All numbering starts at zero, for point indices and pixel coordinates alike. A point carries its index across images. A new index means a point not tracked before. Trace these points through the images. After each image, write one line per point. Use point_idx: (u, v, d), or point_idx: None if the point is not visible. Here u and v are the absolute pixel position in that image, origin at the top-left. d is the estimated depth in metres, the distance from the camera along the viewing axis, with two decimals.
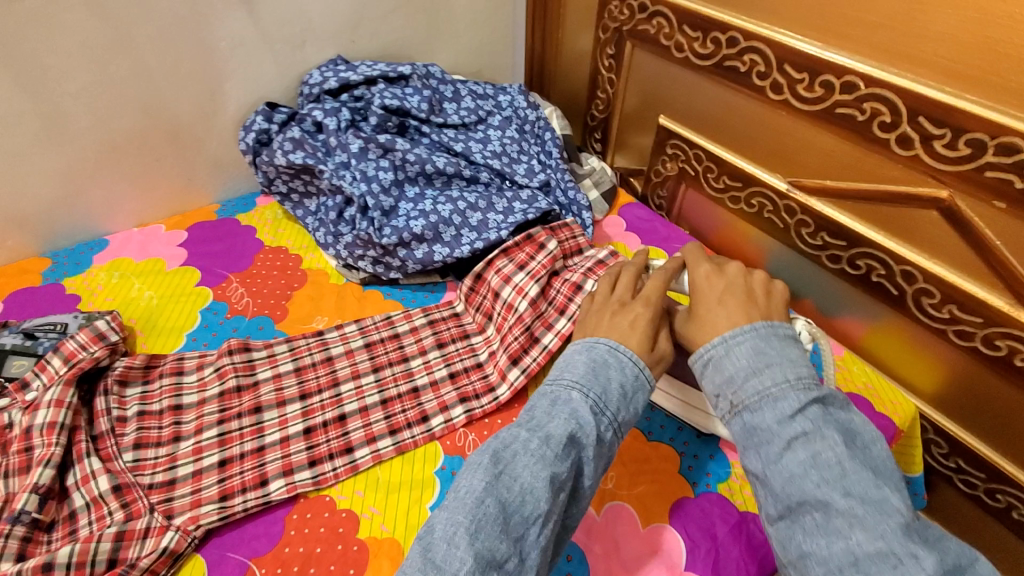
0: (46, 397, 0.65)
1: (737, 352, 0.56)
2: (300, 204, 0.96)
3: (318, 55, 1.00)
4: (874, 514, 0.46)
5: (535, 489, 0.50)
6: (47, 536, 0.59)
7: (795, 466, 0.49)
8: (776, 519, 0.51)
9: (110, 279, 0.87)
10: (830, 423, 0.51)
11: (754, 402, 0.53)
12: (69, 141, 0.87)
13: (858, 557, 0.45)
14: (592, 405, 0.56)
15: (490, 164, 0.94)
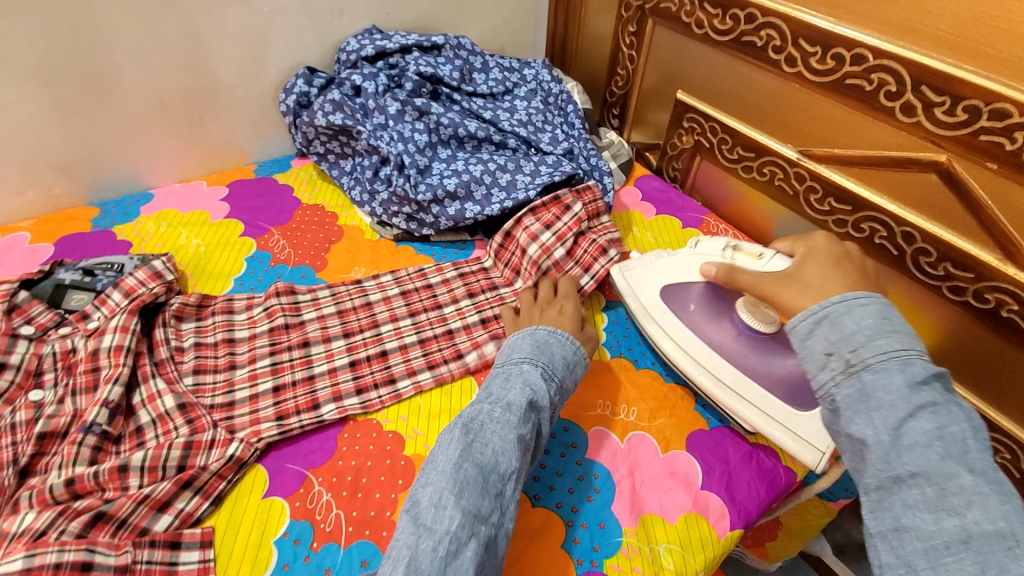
0: (112, 324, 0.70)
1: (863, 315, 0.53)
2: (336, 164, 1.01)
3: (354, 25, 1.04)
4: (995, 494, 0.44)
5: (507, 450, 0.56)
6: (116, 447, 0.64)
7: (915, 435, 0.47)
8: (870, 489, 0.49)
9: (158, 227, 0.92)
10: (952, 400, 0.50)
11: (880, 363, 0.50)
12: (121, 95, 0.91)
13: (972, 534, 0.43)
14: (543, 375, 0.63)
15: (517, 131, 0.98)
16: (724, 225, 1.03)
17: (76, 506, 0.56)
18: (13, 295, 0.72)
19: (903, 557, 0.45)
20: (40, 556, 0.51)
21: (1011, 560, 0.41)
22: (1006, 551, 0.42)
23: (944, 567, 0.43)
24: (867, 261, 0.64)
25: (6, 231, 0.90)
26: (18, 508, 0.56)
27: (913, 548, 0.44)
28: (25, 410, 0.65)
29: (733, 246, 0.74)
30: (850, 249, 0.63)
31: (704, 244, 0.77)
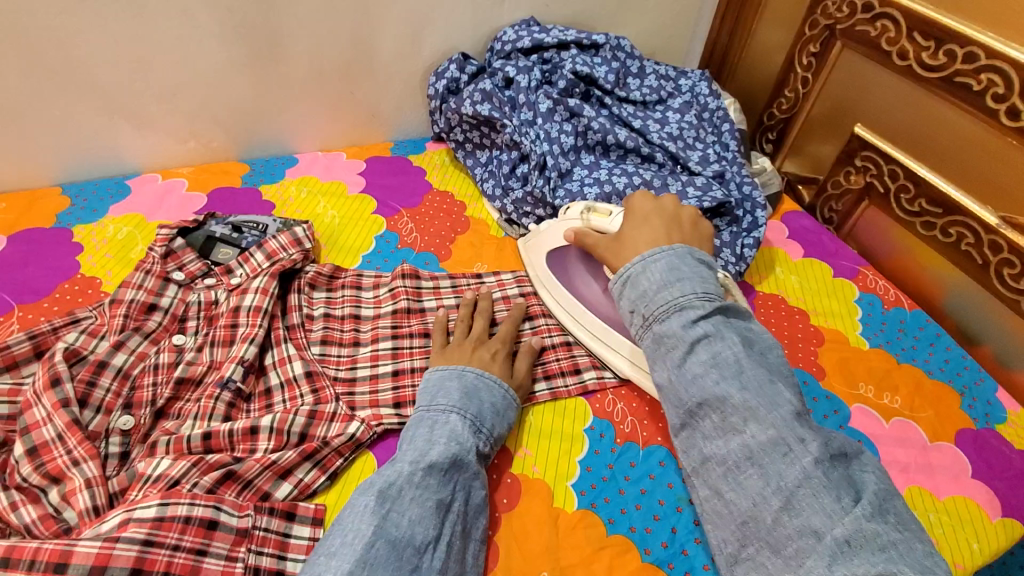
0: (255, 285, 0.73)
1: (653, 273, 0.62)
2: (472, 154, 0.99)
3: (513, 14, 1.01)
4: (763, 407, 0.53)
5: (424, 517, 0.51)
6: (246, 405, 0.66)
7: (696, 366, 0.56)
8: (680, 428, 0.57)
9: (299, 193, 0.95)
10: (729, 329, 0.58)
11: (663, 312, 0.60)
12: (285, 61, 0.93)
13: (751, 448, 0.52)
14: (472, 427, 0.60)
15: (666, 146, 0.91)
16: (883, 282, 0.92)
17: (208, 460, 0.58)
18: (171, 241, 0.75)
19: (713, 486, 0.54)
20: (173, 506, 0.52)
21: (784, 467, 0.50)
22: (781, 459, 0.50)
23: (740, 484, 0.52)
24: (677, 211, 0.71)
25: (168, 174, 0.96)
26: (155, 452, 0.60)
27: (717, 474, 0.53)
28: (168, 352, 0.68)
29: (590, 210, 0.77)
30: (663, 205, 0.72)
31: (569, 209, 0.80)
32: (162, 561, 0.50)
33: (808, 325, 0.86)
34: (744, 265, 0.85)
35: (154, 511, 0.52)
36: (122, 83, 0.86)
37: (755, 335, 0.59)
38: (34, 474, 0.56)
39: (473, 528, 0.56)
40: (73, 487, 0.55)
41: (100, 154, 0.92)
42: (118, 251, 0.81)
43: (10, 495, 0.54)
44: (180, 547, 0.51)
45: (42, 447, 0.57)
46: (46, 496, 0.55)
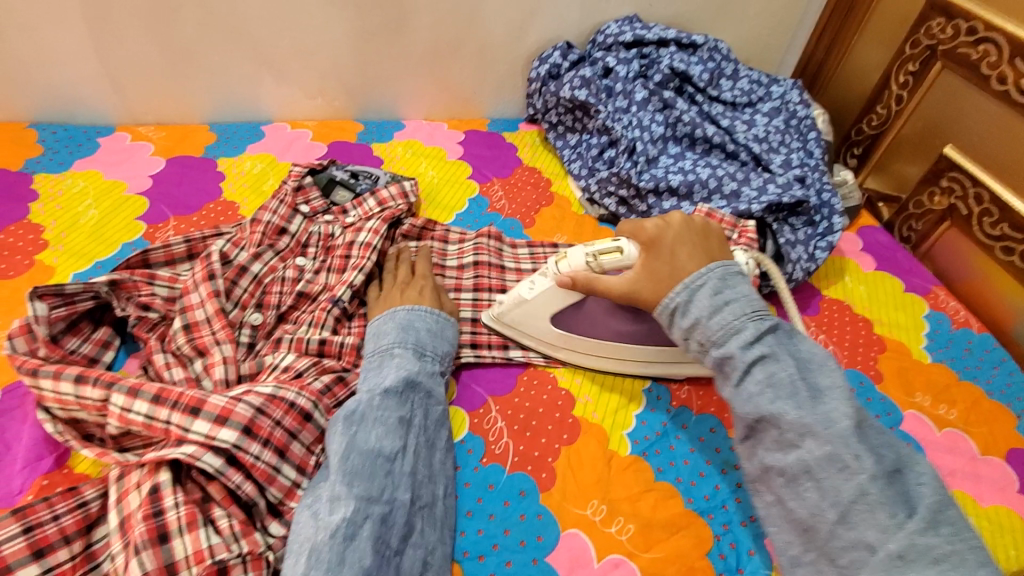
0: (369, 226, 0.83)
1: (700, 295, 0.58)
2: (562, 136, 1.07)
3: (617, 10, 1.08)
4: (818, 423, 0.49)
5: (388, 432, 0.59)
6: (349, 323, 0.76)
7: (754, 387, 0.53)
8: (743, 440, 0.55)
9: (405, 153, 1.05)
10: (784, 348, 0.54)
11: (718, 337, 0.56)
12: (406, 34, 1.03)
13: (808, 463, 0.49)
14: (415, 355, 0.67)
15: (751, 146, 0.95)
16: (954, 303, 0.93)
17: (324, 363, 0.69)
18: (302, 177, 0.88)
19: (775, 494, 0.52)
20: (284, 390, 0.62)
21: (841, 482, 0.47)
22: (838, 473, 0.47)
23: (800, 496, 0.50)
24: (691, 227, 0.66)
25: (296, 125, 1.08)
26: (279, 346, 0.71)
27: (778, 484, 0.52)
28: (292, 270, 0.79)
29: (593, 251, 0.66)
30: (668, 235, 0.64)
31: (568, 262, 0.68)
32: (266, 429, 0.59)
33: (872, 333, 0.88)
34: (814, 265, 0.88)
35: (270, 389, 0.61)
36: (271, 40, 0.99)
37: (816, 348, 0.55)
38: (186, 344, 0.68)
39: (438, 438, 0.63)
40: (214, 360, 0.67)
41: (243, 100, 1.06)
42: (252, 183, 0.93)
43: (167, 357, 0.68)
44: (281, 424, 0.60)
45: (194, 325, 0.69)
46: (192, 364, 0.68)
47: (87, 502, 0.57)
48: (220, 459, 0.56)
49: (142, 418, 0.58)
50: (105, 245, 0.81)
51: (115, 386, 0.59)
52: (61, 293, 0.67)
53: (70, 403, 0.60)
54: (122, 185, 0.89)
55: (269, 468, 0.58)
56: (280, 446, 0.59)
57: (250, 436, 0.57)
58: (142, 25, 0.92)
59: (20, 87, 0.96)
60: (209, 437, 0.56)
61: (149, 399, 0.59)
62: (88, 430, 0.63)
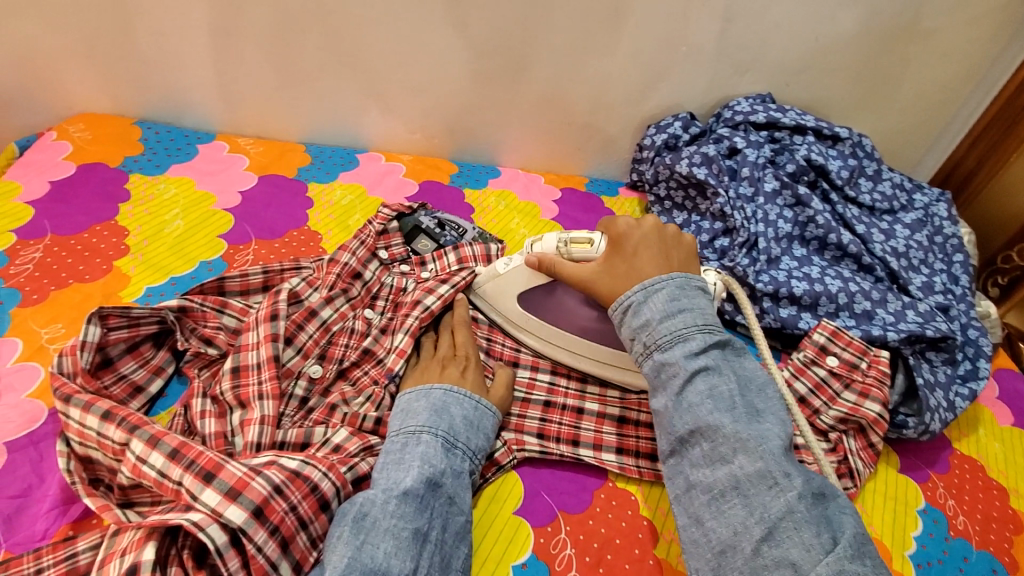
0: (441, 290, 0.75)
1: (655, 299, 0.58)
2: (668, 211, 0.98)
3: (750, 87, 0.99)
4: (754, 439, 0.50)
5: (400, 549, 0.48)
6: None
7: (694, 398, 0.53)
8: (667, 455, 0.54)
9: (498, 205, 0.99)
10: (728, 365, 0.56)
11: (665, 342, 0.56)
12: (521, 82, 0.98)
13: (739, 479, 0.49)
14: (445, 447, 0.57)
15: (889, 262, 0.84)
16: None
17: (374, 447, 0.61)
18: (388, 221, 0.82)
19: (693, 514, 0.50)
20: (310, 468, 0.53)
21: (768, 500, 0.47)
22: (767, 491, 0.48)
23: (721, 514, 0.49)
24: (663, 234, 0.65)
25: (390, 157, 1.04)
26: (332, 416, 0.63)
27: (699, 501, 0.50)
28: (361, 322, 0.73)
29: (566, 239, 0.68)
30: (647, 231, 0.64)
31: (541, 244, 0.69)
32: (278, 513, 0.49)
33: (1007, 507, 0.73)
34: (954, 415, 0.74)
35: (295, 463, 0.53)
36: (384, 71, 0.96)
37: (758, 370, 0.57)
38: (229, 392, 0.61)
39: (452, 559, 0.52)
40: (251, 418, 0.59)
41: (343, 125, 1.03)
42: (339, 215, 0.89)
43: (205, 403, 0.61)
44: (295, 510, 0.50)
45: (243, 370, 0.62)
46: (231, 414, 0.61)
47: (76, 554, 0.49)
48: (225, 535, 0.47)
49: (155, 474, 0.50)
50: (183, 261, 0.77)
51: (137, 431, 0.52)
52: (126, 315, 0.62)
53: (90, 439, 0.54)
54: (211, 198, 0.87)
55: (268, 565, 0.48)
56: (287, 537, 0.49)
57: (259, 520, 0.48)
58: (263, 41, 0.91)
59: (136, 84, 0.96)
60: (215, 513, 0.47)
61: (166, 453, 0.51)
62: (97, 472, 0.56)
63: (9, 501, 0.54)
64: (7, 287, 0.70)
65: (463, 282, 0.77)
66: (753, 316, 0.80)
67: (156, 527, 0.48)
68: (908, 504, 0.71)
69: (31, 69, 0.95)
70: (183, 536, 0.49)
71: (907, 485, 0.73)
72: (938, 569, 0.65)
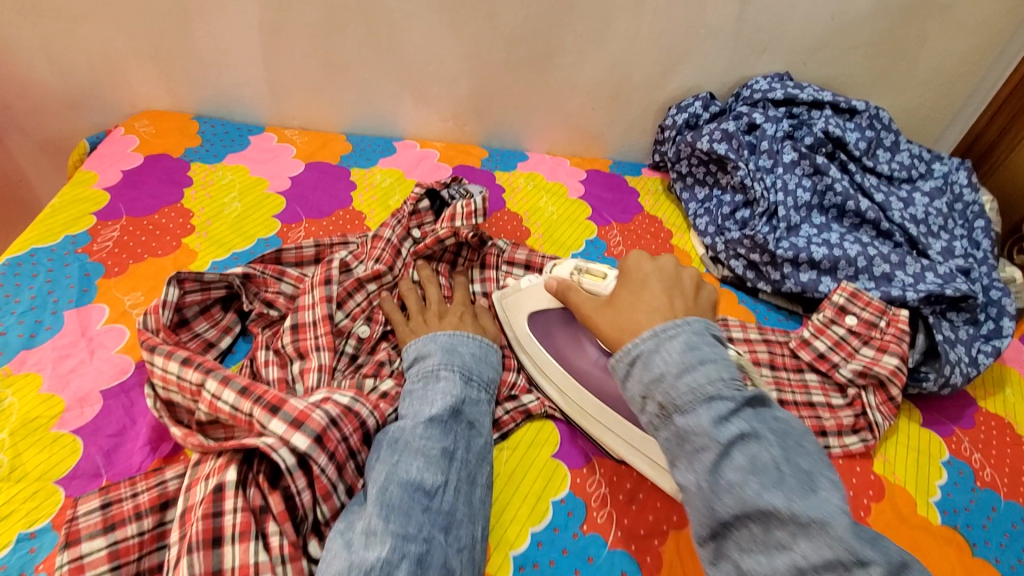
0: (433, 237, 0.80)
1: (669, 349, 0.50)
2: (690, 188, 1.02)
3: (768, 66, 1.03)
4: (816, 521, 0.41)
5: (430, 464, 0.54)
6: None
7: (733, 475, 0.44)
8: (705, 538, 0.45)
9: (527, 185, 1.05)
10: (762, 423, 0.47)
11: (686, 401, 0.48)
12: (545, 68, 1.03)
13: (804, 569, 0.40)
14: (462, 380, 0.63)
15: (908, 227, 0.86)
16: None
17: None
18: (419, 201, 0.84)
19: None
20: (359, 406, 0.58)
21: None
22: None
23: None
24: (678, 272, 0.62)
25: (425, 144, 1.11)
26: (380, 370, 0.69)
27: None
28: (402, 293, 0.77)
29: (582, 269, 0.71)
30: (661, 266, 0.63)
31: (559, 267, 0.73)
32: (333, 442, 0.54)
33: None
34: (976, 370, 0.77)
35: (347, 400, 0.58)
36: (419, 63, 1.02)
37: (794, 422, 0.48)
38: (289, 344, 0.67)
39: (478, 475, 0.58)
40: (310, 366, 0.65)
41: (381, 115, 1.10)
42: (380, 196, 0.96)
43: (268, 354, 0.67)
44: (347, 440, 0.55)
45: (301, 326, 0.68)
46: (291, 364, 0.66)
47: (166, 481, 0.56)
48: (294, 457, 0.52)
49: (229, 408, 0.56)
50: (243, 238, 0.85)
51: (213, 373, 0.58)
52: (200, 280, 0.69)
53: (172, 383, 0.60)
54: (264, 183, 0.95)
55: (329, 485, 0.53)
56: (341, 463, 0.55)
57: (320, 447, 0.53)
58: (307, 38, 0.98)
59: (193, 82, 1.05)
60: (282, 440, 0.52)
61: (237, 391, 0.56)
62: (179, 414, 0.62)
63: (108, 439, 0.62)
64: (93, 261, 0.79)
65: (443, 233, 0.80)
66: (774, 280, 0.86)
67: (235, 454, 0.54)
68: (931, 455, 0.73)
69: (100, 72, 1.04)
70: (257, 462, 0.54)
71: (930, 439, 0.75)
72: (963, 516, 0.68)
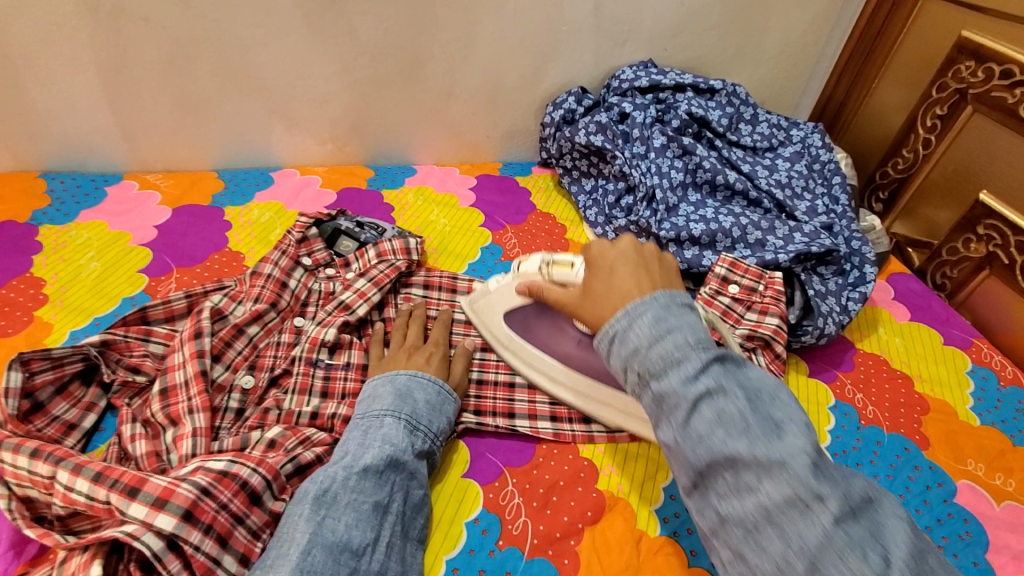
0: (357, 286, 0.78)
1: (640, 324, 0.45)
2: (577, 181, 1.04)
3: (632, 55, 1.07)
4: (779, 463, 0.38)
5: (359, 521, 0.52)
6: (342, 379, 0.70)
7: (700, 425, 0.40)
8: (687, 489, 0.42)
9: (416, 200, 1.03)
10: (733, 376, 0.42)
11: (657, 366, 0.43)
12: (417, 80, 1.02)
13: (769, 510, 0.37)
14: (407, 428, 0.60)
15: (774, 193, 0.92)
16: (1000, 358, 0.86)
17: (313, 437, 0.61)
18: (307, 228, 0.84)
19: (733, 553, 0.39)
20: (238, 465, 0.53)
21: (805, 531, 0.36)
22: (801, 519, 0.36)
23: (762, 554, 0.38)
24: (643, 253, 0.54)
25: (306, 172, 1.06)
26: (266, 418, 0.64)
27: (736, 539, 0.39)
28: (289, 333, 0.73)
29: (548, 262, 0.67)
30: (622, 249, 0.55)
31: (526, 264, 0.70)
32: (209, 513, 0.50)
33: (912, 392, 0.81)
34: (848, 317, 0.83)
35: (221, 464, 0.53)
36: (284, 89, 0.98)
37: (765, 375, 0.43)
38: (160, 412, 0.62)
39: (411, 528, 0.57)
40: (183, 433, 0.60)
41: (255, 147, 1.05)
42: (260, 233, 0.91)
43: (136, 427, 0.62)
44: (227, 507, 0.51)
45: (172, 389, 0.63)
46: (164, 433, 0.61)
47: None
48: (162, 541, 0.48)
49: (83, 498, 0.51)
50: (106, 301, 0.78)
51: (62, 463, 0.53)
52: (49, 357, 0.63)
53: (25, 479, 0.53)
54: (126, 236, 0.88)
55: (209, 561, 0.49)
56: (224, 534, 0.50)
57: (190, 523, 0.49)
58: (156, 75, 0.92)
59: (35, 137, 0.96)
60: (145, 523, 0.48)
61: (90, 477, 0.51)
62: (41, 510, 0.55)
63: None
64: None
65: (381, 276, 0.79)
66: None
67: (101, 546, 0.49)
68: (820, 403, 0.78)
69: None
70: (128, 551, 0.49)
71: (817, 387, 0.80)
72: (854, 456, 0.73)
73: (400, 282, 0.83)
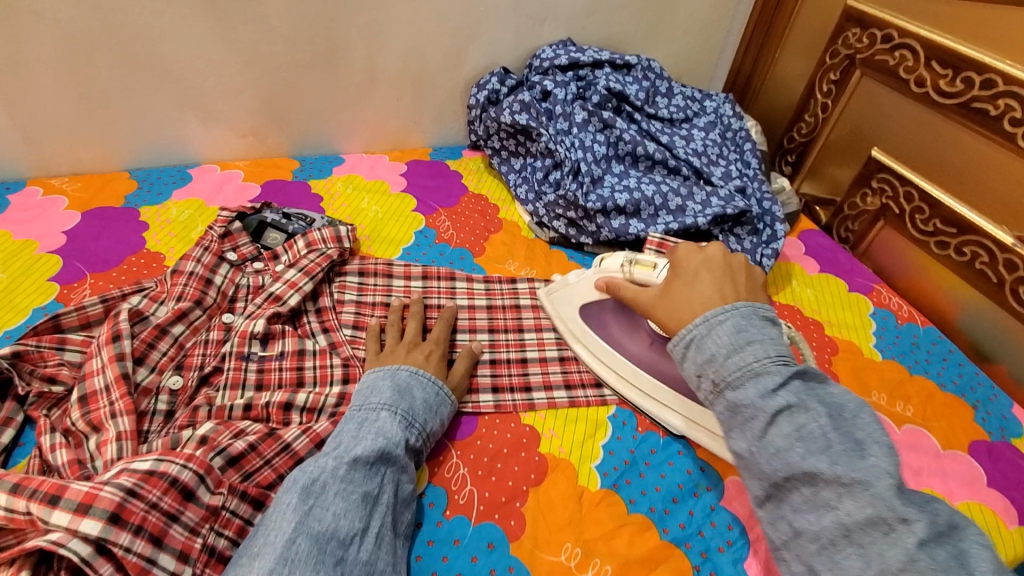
0: (286, 277, 0.76)
1: (719, 331, 0.51)
2: (506, 161, 1.06)
3: (552, 34, 1.09)
4: (859, 482, 0.43)
5: (348, 511, 0.51)
6: (277, 371, 0.69)
7: (779, 441, 0.46)
8: (764, 500, 0.48)
9: (346, 189, 1.02)
10: (812, 396, 0.47)
11: (736, 378, 0.49)
12: (337, 67, 1.00)
13: (848, 527, 0.42)
14: (402, 423, 0.60)
15: (691, 160, 0.97)
16: (896, 300, 0.94)
17: (246, 427, 0.60)
18: (229, 223, 0.81)
19: (808, 562, 0.45)
20: (166, 463, 0.52)
21: (886, 549, 0.41)
22: (883, 539, 0.41)
23: (839, 566, 0.42)
24: (728, 261, 0.60)
25: (226, 167, 1.03)
26: (197, 416, 0.63)
27: (811, 552, 0.44)
28: (218, 330, 0.71)
29: (631, 261, 0.71)
30: (710, 255, 0.61)
31: (609, 259, 0.74)
32: (138, 514, 0.48)
33: (823, 335, 0.88)
34: (763, 273, 0.89)
35: (148, 464, 0.51)
36: (194, 80, 0.94)
37: (848, 394, 0.48)
38: (80, 420, 0.59)
39: (399, 521, 0.56)
40: (107, 438, 0.58)
41: (168, 143, 1.00)
42: (179, 231, 0.88)
43: (55, 437, 0.59)
44: (158, 506, 0.50)
45: (92, 395, 0.61)
46: (87, 441, 0.59)
47: None
48: (89, 545, 0.47)
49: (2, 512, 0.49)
50: (12, 313, 0.73)
51: None
52: None
53: None
54: (31, 244, 0.82)
55: (143, 561, 0.48)
56: (157, 535, 0.49)
57: (118, 525, 0.47)
58: (50, 71, 0.86)
59: None
60: (70, 530, 0.47)
61: (7, 489, 0.49)
62: None
63: None
64: None
65: (312, 265, 0.78)
66: (592, 232, 0.93)
67: (28, 557, 0.47)
68: None
69: None
70: (57, 561, 0.48)
71: None
72: None
73: (333, 271, 0.83)
